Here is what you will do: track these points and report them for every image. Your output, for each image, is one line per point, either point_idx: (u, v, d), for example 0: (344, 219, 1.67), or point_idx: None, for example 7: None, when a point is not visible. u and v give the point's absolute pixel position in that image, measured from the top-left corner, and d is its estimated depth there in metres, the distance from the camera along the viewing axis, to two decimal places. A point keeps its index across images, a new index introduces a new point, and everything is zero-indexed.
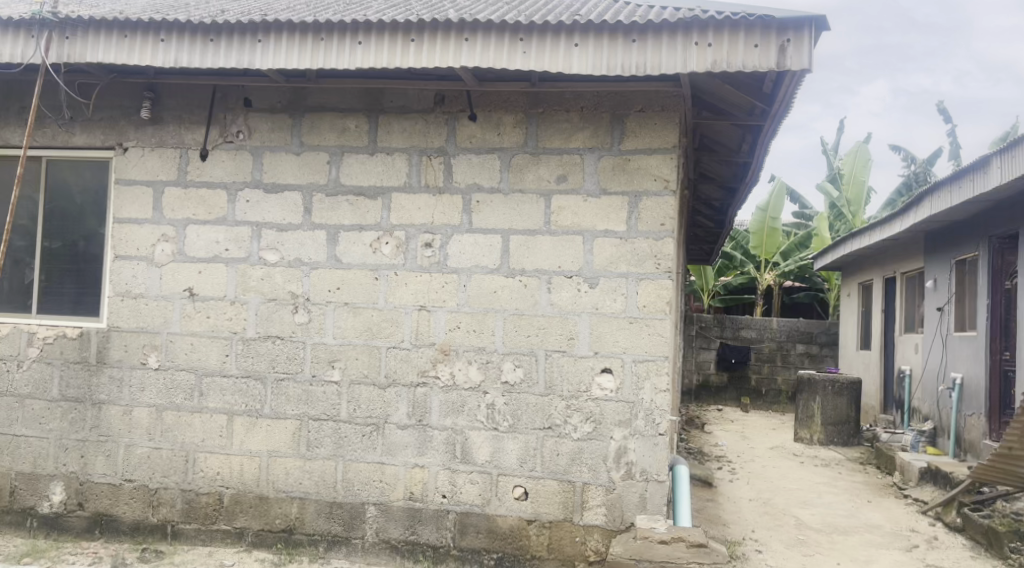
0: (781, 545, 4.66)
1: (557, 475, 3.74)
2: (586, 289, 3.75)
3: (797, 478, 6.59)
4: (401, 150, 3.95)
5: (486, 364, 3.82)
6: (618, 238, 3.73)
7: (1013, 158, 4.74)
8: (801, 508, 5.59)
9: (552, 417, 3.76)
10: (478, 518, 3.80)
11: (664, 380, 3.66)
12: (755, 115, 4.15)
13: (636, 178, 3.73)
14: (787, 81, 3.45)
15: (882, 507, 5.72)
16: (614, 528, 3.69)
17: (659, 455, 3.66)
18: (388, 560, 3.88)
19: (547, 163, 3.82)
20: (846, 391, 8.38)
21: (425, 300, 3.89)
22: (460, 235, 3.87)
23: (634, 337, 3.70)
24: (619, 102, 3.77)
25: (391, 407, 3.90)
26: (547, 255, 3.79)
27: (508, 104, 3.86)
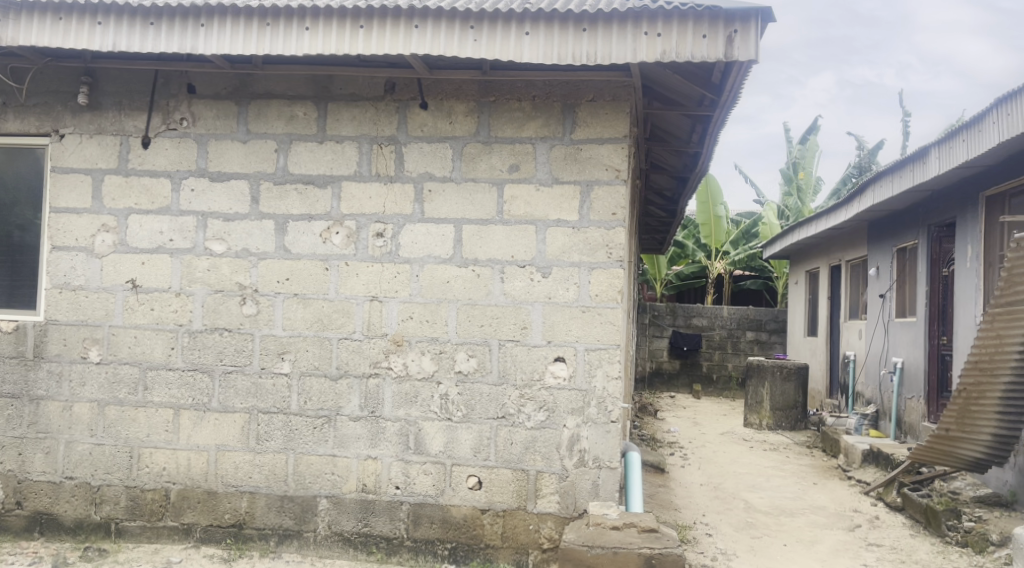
0: (731, 528, 4.76)
1: (511, 464, 3.75)
2: (539, 278, 3.76)
3: (746, 462, 6.74)
4: (351, 138, 3.89)
5: (440, 355, 3.81)
6: (571, 227, 3.74)
7: (952, 148, 4.88)
8: (750, 492, 5.71)
9: (506, 406, 3.76)
10: (431, 509, 3.80)
11: (616, 367, 3.69)
12: (704, 106, 4.20)
13: (587, 167, 3.75)
14: (735, 72, 3.51)
15: (827, 488, 5.88)
16: (567, 516, 3.72)
17: (611, 442, 3.70)
18: (340, 552, 3.85)
19: (499, 152, 3.81)
20: (794, 376, 8.58)
21: (377, 291, 3.85)
22: (412, 224, 3.84)
23: (587, 327, 3.72)
24: (571, 91, 3.78)
25: (343, 399, 3.86)
26: (499, 244, 3.79)
27: (459, 93, 3.84)
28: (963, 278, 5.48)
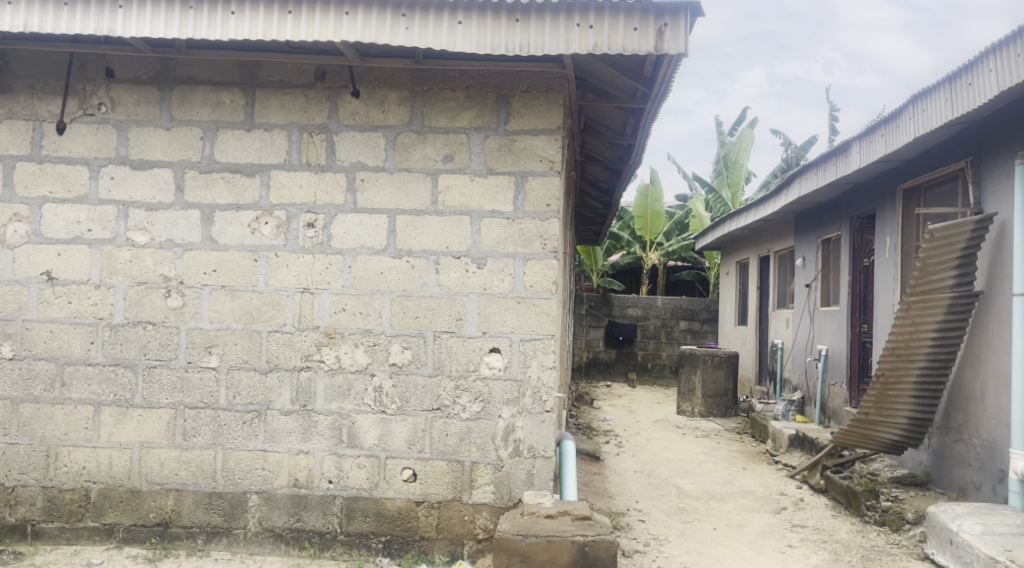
0: (663, 513, 4.86)
1: (446, 455, 3.74)
2: (473, 269, 3.75)
3: (678, 449, 6.88)
4: (280, 126, 3.80)
5: (373, 347, 3.77)
6: (505, 218, 3.74)
7: (871, 144, 5.08)
8: (682, 478, 5.84)
9: (441, 397, 3.75)
10: (365, 502, 3.76)
11: (551, 357, 3.72)
12: (637, 98, 4.25)
13: (522, 158, 3.75)
14: (666, 65, 3.56)
15: (755, 473, 6.06)
16: (502, 506, 3.73)
17: (546, 431, 3.72)
18: (271, 549, 3.78)
19: (433, 142, 3.78)
20: (725, 364, 8.79)
21: (308, 282, 3.78)
22: (344, 214, 3.78)
23: (522, 317, 3.73)
24: (505, 82, 3.77)
25: (274, 393, 3.78)
26: (434, 235, 3.76)
27: (392, 81, 3.79)
28: (882, 268, 5.69)
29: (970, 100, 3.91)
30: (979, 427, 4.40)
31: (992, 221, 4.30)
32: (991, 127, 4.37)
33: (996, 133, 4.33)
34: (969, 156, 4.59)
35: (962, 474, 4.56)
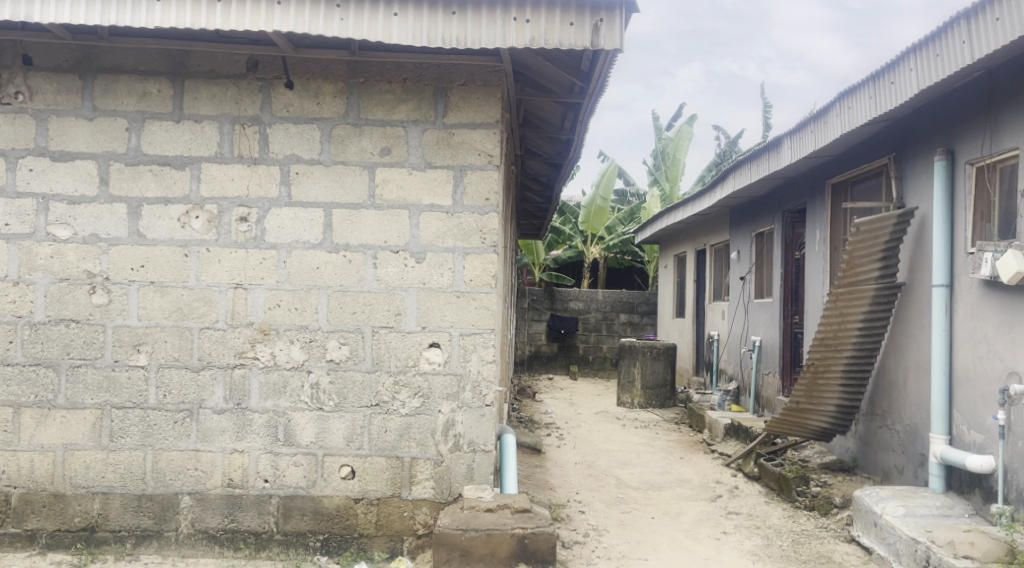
0: (602, 504, 4.92)
1: (385, 452, 3.71)
2: (412, 264, 3.72)
3: (618, 440, 6.98)
4: (210, 118, 3.70)
5: (310, 343, 3.71)
6: (444, 212, 3.72)
7: (802, 139, 5.21)
8: (621, 468, 5.93)
9: (380, 394, 3.71)
10: (302, 501, 3.70)
11: (490, 352, 3.72)
12: (574, 93, 4.28)
13: (460, 152, 3.73)
14: (602, 60, 3.59)
15: (692, 462, 6.19)
16: (442, 501, 3.72)
17: (485, 425, 3.73)
18: (204, 551, 3.69)
19: (370, 135, 3.73)
20: (663, 356, 8.94)
21: (241, 278, 3.70)
22: (278, 208, 3.71)
23: (461, 312, 3.72)
24: (442, 75, 3.74)
25: (206, 391, 3.69)
26: (371, 230, 3.72)
27: (327, 73, 3.73)
28: (813, 261, 5.86)
29: (893, 98, 4.05)
30: (901, 413, 4.58)
31: (912, 215, 4.47)
32: (914, 125, 4.54)
33: (918, 130, 4.50)
34: (892, 153, 4.77)
35: (886, 459, 4.74)
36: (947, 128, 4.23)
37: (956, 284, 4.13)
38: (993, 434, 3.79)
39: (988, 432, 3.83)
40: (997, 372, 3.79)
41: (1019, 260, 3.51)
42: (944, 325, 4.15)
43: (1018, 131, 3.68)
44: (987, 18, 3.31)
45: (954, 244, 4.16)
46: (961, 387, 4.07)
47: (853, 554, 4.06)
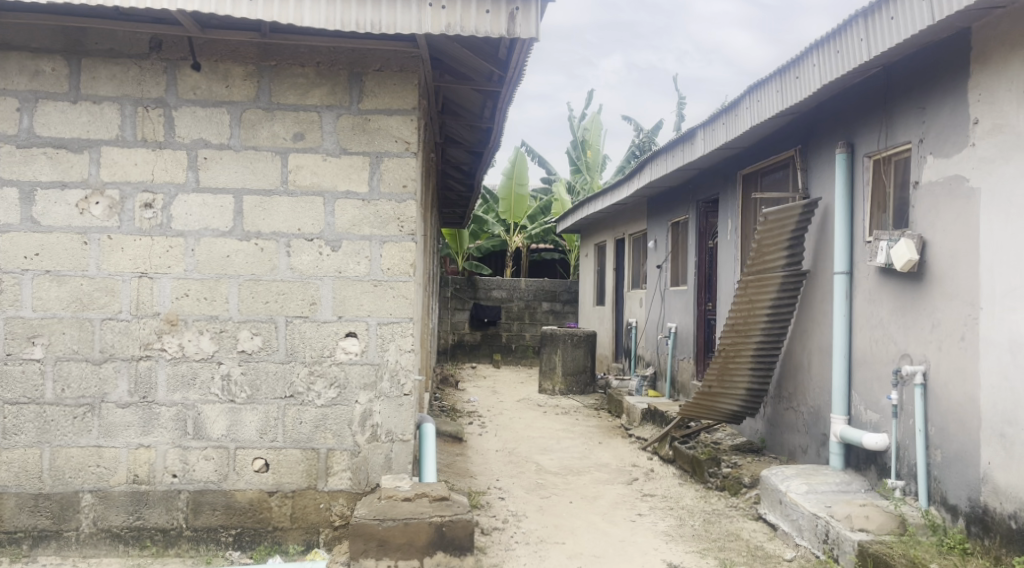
0: (522, 490, 4.97)
1: (300, 444, 3.64)
2: (327, 252, 3.65)
3: (539, 427, 7.06)
4: (110, 99, 3.54)
5: (220, 334, 3.60)
6: (360, 200, 3.67)
7: (714, 132, 5.36)
8: (541, 454, 6.00)
9: (294, 385, 3.64)
10: (213, 495, 3.60)
11: (408, 341, 3.70)
12: (493, 81, 4.28)
13: (376, 139, 3.68)
14: (519, 49, 3.59)
15: (610, 446, 6.32)
16: (359, 491, 3.68)
17: (404, 415, 3.70)
18: (108, 550, 3.56)
19: (282, 120, 3.64)
20: (584, 343, 9.07)
21: (147, 266, 3.56)
22: (185, 194, 3.58)
23: (379, 301, 3.68)
24: (357, 60, 3.68)
25: (109, 385, 3.55)
26: (284, 217, 3.63)
27: (236, 55, 3.61)
28: (725, 250, 6.04)
29: (798, 92, 4.21)
30: (806, 395, 4.79)
31: (816, 205, 4.67)
32: (818, 118, 4.73)
33: (822, 124, 4.69)
34: (798, 145, 4.96)
35: (792, 439, 4.95)
36: (847, 122, 4.43)
37: (855, 272, 4.34)
38: (887, 413, 4.01)
39: (882, 411, 4.05)
40: (891, 355, 4.01)
41: (911, 250, 3.72)
42: (844, 310, 4.36)
43: (911, 126, 3.88)
44: (882, 17, 3.47)
45: (853, 233, 4.36)
46: (859, 369, 4.28)
47: (759, 531, 4.24)
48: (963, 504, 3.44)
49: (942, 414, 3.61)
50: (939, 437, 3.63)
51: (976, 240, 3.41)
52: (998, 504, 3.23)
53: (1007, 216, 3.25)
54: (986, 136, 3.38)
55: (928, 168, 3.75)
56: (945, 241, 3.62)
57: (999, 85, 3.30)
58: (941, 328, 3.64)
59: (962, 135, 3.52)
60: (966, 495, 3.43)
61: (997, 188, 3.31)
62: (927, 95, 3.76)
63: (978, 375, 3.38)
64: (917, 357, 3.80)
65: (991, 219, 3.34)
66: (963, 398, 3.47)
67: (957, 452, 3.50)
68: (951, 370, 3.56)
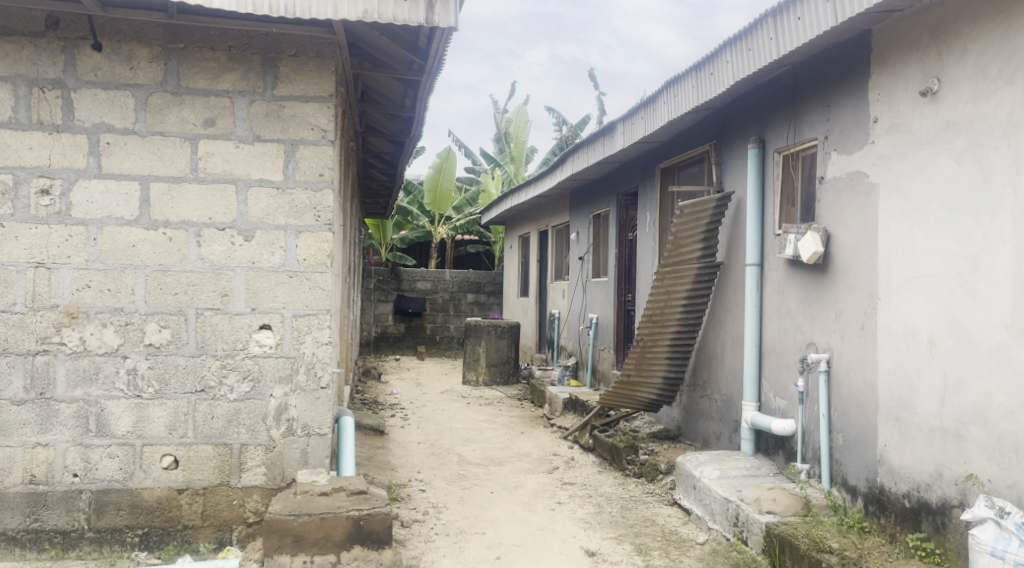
0: (443, 482, 4.97)
1: (212, 439, 3.53)
2: (240, 242, 3.55)
3: (462, 418, 7.06)
4: (3, 80, 3.37)
5: (126, 327, 3.46)
6: (274, 188, 3.57)
7: (633, 125, 5.45)
8: (463, 445, 6.01)
9: (205, 378, 3.52)
10: (118, 495, 3.47)
11: (326, 333, 3.63)
12: (413, 70, 4.23)
13: (291, 126, 3.59)
14: (438, 38, 3.57)
15: (532, 436, 6.37)
16: (274, 487, 3.59)
17: (321, 408, 3.63)
18: (3, 554, 3.40)
19: (191, 105, 3.51)
20: (508, 334, 9.11)
21: (44, 256, 3.39)
22: (86, 180, 3.42)
23: (294, 292, 3.60)
24: (271, 44, 3.57)
25: (3, 380, 3.39)
26: (194, 205, 3.51)
27: (142, 36, 3.45)
28: (644, 242, 6.15)
29: (712, 88, 4.32)
30: (719, 383, 4.94)
31: (729, 199, 4.80)
32: (732, 114, 4.86)
33: (735, 120, 4.82)
34: (713, 140, 5.09)
35: (706, 426, 5.11)
36: (759, 119, 4.56)
37: (765, 264, 4.49)
38: (793, 400, 4.17)
39: (790, 398, 4.21)
40: (797, 344, 4.17)
41: (816, 243, 3.87)
42: (755, 300, 4.50)
43: (817, 124, 4.03)
44: (790, 17, 3.59)
45: (764, 226, 4.51)
46: (768, 358, 4.44)
47: (674, 516, 4.36)
48: (862, 484, 3.62)
49: (844, 400, 3.78)
50: (840, 422, 3.80)
51: (875, 234, 3.58)
52: (893, 484, 3.41)
53: (903, 211, 3.41)
54: (884, 134, 3.54)
55: (833, 164, 3.90)
56: (848, 235, 3.78)
57: (897, 85, 3.46)
58: (843, 317, 3.80)
59: (863, 132, 3.68)
60: (864, 476, 3.60)
61: (894, 184, 3.47)
62: (832, 94, 3.91)
63: (875, 363, 3.56)
64: (821, 345, 3.96)
65: (888, 214, 3.50)
66: (863, 384, 3.64)
67: (856, 436, 3.68)
68: (852, 358, 3.73)
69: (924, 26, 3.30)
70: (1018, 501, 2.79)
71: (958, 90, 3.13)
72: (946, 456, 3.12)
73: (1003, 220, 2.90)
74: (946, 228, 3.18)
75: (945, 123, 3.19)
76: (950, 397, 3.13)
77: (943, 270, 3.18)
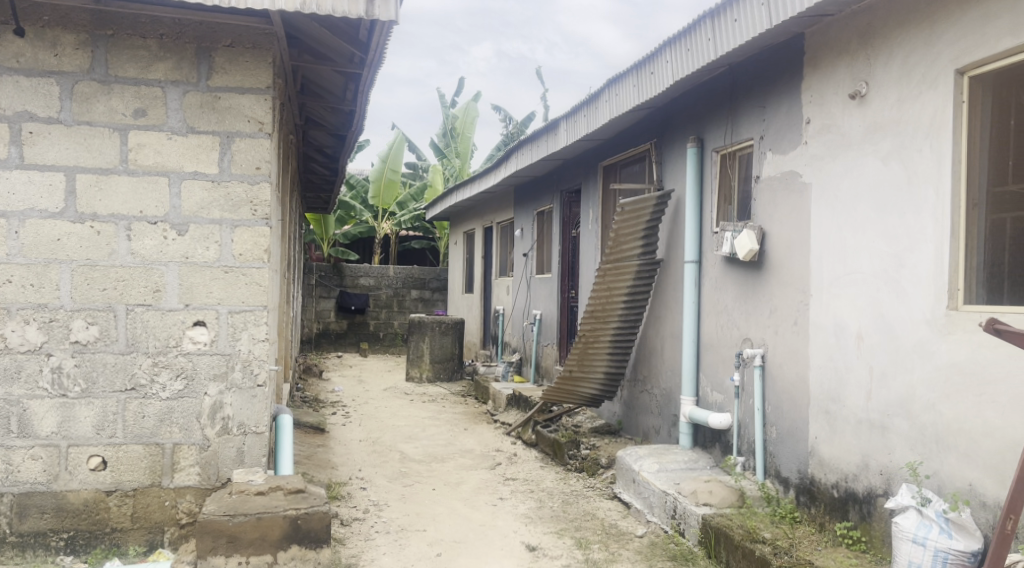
0: (384, 479, 4.93)
1: (143, 439, 3.43)
2: (173, 237, 3.45)
3: (405, 415, 7.02)
4: None
5: (50, 323, 3.34)
6: (209, 181, 3.48)
7: (576, 122, 5.48)
8: (406, 442, 5.97)
9: (136, 376, 3.42)
10: (42, 498, 3.35)
11: (262, 330, 3.55)
12: (354, 63, 4.18)
13: (227, 118, 3.50)
14: (379, 31, 3.53)
15: (475, 432, 6.37)
16: (208, 487, 3.51)
17: (257, 407, 3.55)
18: None
19: (121, 94, 3.39)
20: (452, 330, 9.08)
21: None
22: (7, 170, 3.30)
23: (229, 288, 3.52)
24: (205, 33, 3.47)
25: None
26: (124, 198, 3.40)
27: (67, 22, 3.33)
28: (587, 239, 6.20)
29: (653, 88, 4.37)
30: (659, 378, 5.01)
31: (669, 197, 4.88)
32: (672, 113, 4.93)
33: (676, 119, 4.89)
34: (653, 139, 5.15)
35: (646, 420, 5.18)
36: (698, 118, 4.64)
37: (703, 261, 4.58)
38: (730, 394, 4.26)
39: (726, 392, 4.30)
40: (733, 339, 4.26)
41: (752, 240, 3.96)
42: (693, 297, 4.58)
43: (753, 124, 4.12)
44: (727, 19, 3.66)
45: (702, 224, 4.59)
46: (706, 353, 4.53)
47: (614, 510, 4.41)
48: (794, 476, 3.72)
49: (777, 393, 3.88)
50: (774, 415, 3.89)
51: (807, 232, 3.68)
52: (823, 475, 3.52)
53: (833, 210, 3.52)
54: (816, 135, 3.64)
55: (768, 163, 4.00)
56: (782, 233, 3.88)
57: (828, 88, 3.57)
58: (777, 313, 3.90)
59: (796, 134, 3.78)
60: (796, 468, 3.71)
61: (825, 184, 3.57)
62: (767, 95, 4.00)
63: (807, 358, 3.66)
64: (756, 340, 4.06)
65: (819, 213, 3.60)
66: (795, 378, 3.74)
67: (789, 429, 3.78)
68: (785, 353, 3.82)
69: (854, 32, 3.40)
70: (938, 489, 2.90)
71: (885, 93, 3.23)
72: (872, 447, 3.23)
73: (926, 220, 3.01)
74: (873, 226, 3.28)
75: (872, 125, 3.29)
76: (876, 390, 3.23)
77: (870, 268, 3.29)
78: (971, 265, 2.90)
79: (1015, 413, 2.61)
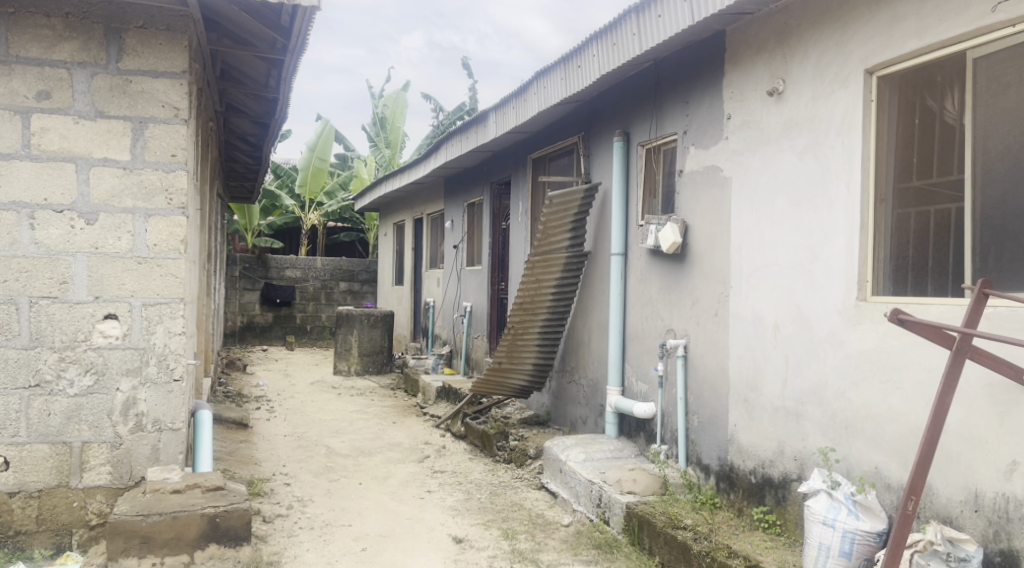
0: (310, 474, 4.85)
1: (49, 438, 3.27)
2: (80, 226, 3.30)
3: (332, 409, 6.91)
4: None
5: None
6: (119, 168, 3.34)
7: (505, 114, 5.47)
8: (332, 437, 5.88)
9: (41, 372, 3.26)
10: None
11: (179, 323, 3.42)
12: (275, 49, 4.07)
13: (139, 102, 3.35)
14: (301, 15, 3.44)
15: (404, 426, 6.32)
16: (121, 486, 3.37)
17: (174, 403, 3.42)
18: None
19: (23, 75, 3.22)
20: (381, 323, 8.99)
21: None
22: None
23: (143, 279, 3.38)
24: (114, 13, 3.31)
25: None
26: (26, 184, 3.23)
27: None
28: (516, 231, 6.21)
29: (580, 81, 4.40)
30: (586, 369, 5.07)
31: (596, 190, 4.92)
32: (600, 107, 4.97)
33: (603, 113, 4.93)
34: (582, 132, 5.18)
35: (573, 411, 5.23)
36: (625, 112, 4.69)
37: (629, 253, 4.64)
38: (654, 384, 4.33)
39: (650, 382, 4.38)
40: (657, 330, 4.34)
41: (676, 233, 4.02)
42: (620, 289, 4.64)
43: (677, 119, 4.19)
44: (651, 15, 3.71)
45: (628, 217, 4.65)
46: (632, 344, 4.60)
47: (541, 500, 4.44)
48: (714, 463, 3.81)
49: (699, 383, 3.97)
50: (696, 404, 3.98)
51: (727, 225, 3.77)
52: (741, 462, 3.62)
53: (751, 203, 3.61)
54: (736, 131, 3.72)
55: (691, 158, 4.07)
56: (703, 225, 3.96)
57: (748, 85, 3.65)
58: (698, 304, 3.99)
59: (717, 129, 3.86)
60: (716, 455, 3.80)
61: (744, 178, 3.66)
62: (690, 91, 4.07)
63: (727, 348, 3.75)
64: (679, 331, 4.14)
65: (739, 206, 3.69)
66: (715, 368, 3.83)
67: (710, 417, 3.87)
68: (706, 343, 3.91)
69: (772, 31, 3.49)
70: (848, 473, 3.02)
71: (800, 90, 3.32)
72: (787, 434, 3.34)
73: (838, 213, 3.11)
74: (788, 220, 3.38)
75: (788, 122, 3.39)
76: (791, 379, 3.34)
77: (786, 260, 3.39)
78: (878, 258, 3.02)
79: (917, 399, 2.73)
